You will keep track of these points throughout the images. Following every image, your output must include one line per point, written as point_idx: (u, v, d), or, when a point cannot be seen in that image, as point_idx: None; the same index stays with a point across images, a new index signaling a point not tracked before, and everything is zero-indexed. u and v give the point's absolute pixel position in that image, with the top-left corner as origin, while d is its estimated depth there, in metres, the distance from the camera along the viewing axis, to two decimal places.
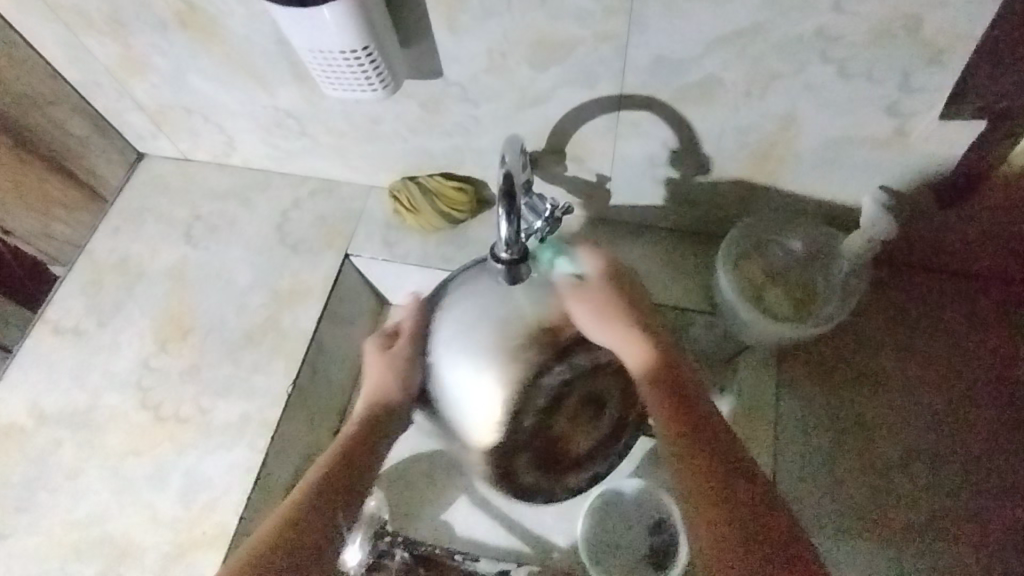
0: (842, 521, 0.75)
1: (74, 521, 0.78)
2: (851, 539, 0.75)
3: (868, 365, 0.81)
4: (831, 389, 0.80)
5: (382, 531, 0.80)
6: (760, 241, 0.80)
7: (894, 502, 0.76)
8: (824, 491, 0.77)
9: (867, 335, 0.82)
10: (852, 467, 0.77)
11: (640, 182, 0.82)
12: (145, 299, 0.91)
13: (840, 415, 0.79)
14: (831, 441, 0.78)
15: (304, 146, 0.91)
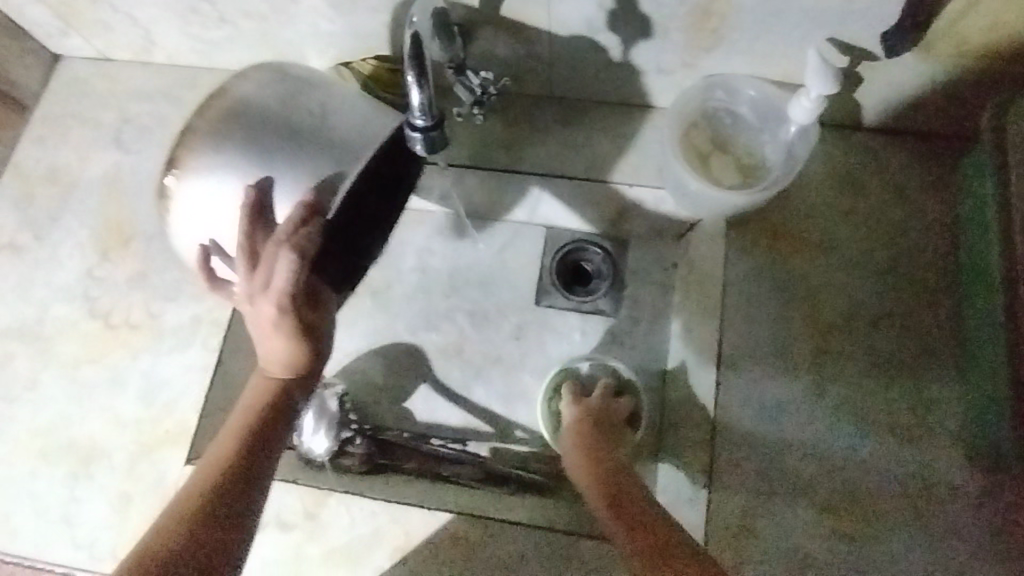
0: (785, 379, 0.75)
1: (37, 428, 0.79)
2: (794, 396, 0.75)
3: (813, 226, 0.80)
4: (777, 252, 0.79)
5: (347, 421, 0.79)
6: (707, 109, 0.79)
7: (834, 362, 0.76)
8: (767, 350, 0.76)
9: (811, 197, 0.81)
10: (797, 327, 0.77)
11: (580, 52, 0.78)
12: (81, 208, 0.88)
13: (785, 280, 0.78)
14: (774, 306, 0.78)
15: (227, 36, 0.85)
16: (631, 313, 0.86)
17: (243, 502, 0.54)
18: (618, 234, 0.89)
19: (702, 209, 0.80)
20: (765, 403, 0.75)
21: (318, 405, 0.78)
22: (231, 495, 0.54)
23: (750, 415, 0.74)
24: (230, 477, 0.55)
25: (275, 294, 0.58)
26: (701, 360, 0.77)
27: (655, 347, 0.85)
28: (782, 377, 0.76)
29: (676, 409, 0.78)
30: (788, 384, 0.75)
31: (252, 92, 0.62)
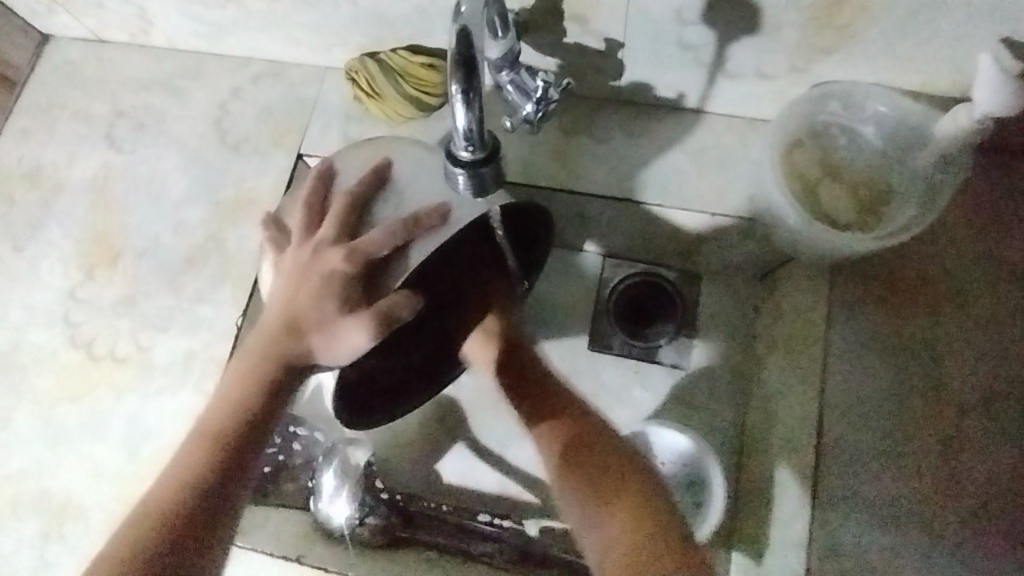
0: (904, 479, 0.52)
1: (8, 476, 0.69)
2: (915, 502, 0.51)
3: (958, 262, 0.56)
4: (901, 306, 0.57)
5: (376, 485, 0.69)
6: (817, 124, 0.63)
7: (986, 445, 0.50)
8: (879, 437, 0.54)
9: (961, 228, 0.56)
10: (924, 407, 0.53)
11: (661, 49, 0.63)
12: (66, 216, 0.76)
13: (911, 342, 0.56)
14: (894, 374, 0.56)
15: (233, 18, 0.71)
16: (701, 366, 0.73)
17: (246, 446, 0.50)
18: (687, 265, 0.76)
19: (802, 254, 0.64)
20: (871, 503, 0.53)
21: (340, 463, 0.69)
22: (241, 442, 0.50)
23: (856, 527, 0.53)
24: (256, 412, 0.51)
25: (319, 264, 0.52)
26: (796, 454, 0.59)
27: (730, 404, 0.72)
28: (902, 471, 0.53)
29: (752, 481, 0.67)
30: (912, 480, 0.52)
31: (352, 169, 0.57)
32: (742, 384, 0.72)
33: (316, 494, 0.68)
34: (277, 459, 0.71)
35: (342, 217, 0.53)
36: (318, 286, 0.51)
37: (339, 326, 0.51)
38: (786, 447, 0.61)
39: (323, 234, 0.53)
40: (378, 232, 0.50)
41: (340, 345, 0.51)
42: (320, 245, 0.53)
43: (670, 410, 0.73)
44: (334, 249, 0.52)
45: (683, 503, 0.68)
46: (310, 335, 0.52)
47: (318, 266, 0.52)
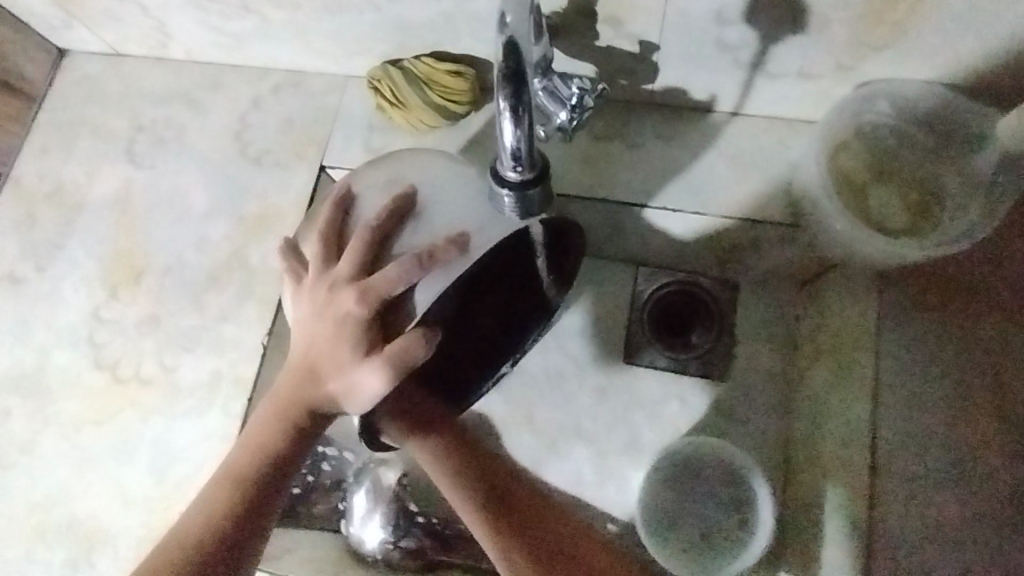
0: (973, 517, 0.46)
1: (35, 501, 0.68)
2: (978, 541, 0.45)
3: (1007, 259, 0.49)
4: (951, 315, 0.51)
5: (411, 509, 0.67)
6: (863, 126, 0.61)
7: None
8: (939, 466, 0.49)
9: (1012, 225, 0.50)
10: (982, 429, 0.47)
11: (698, 50, 0.60)
12: (87, 234, 0.75)
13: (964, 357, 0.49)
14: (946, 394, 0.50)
15: (253, 29, 0.69)
16: (740, 379, 0.70)
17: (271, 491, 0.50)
18: (727, 274, 0.71)
19: (851, 260, 0.61)
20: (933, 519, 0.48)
21: (370, 484, 0.67)
22: (266, 490, 0.49)
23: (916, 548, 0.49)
24: (282, 460, 0.50)
25: (334, 307, 0.49)
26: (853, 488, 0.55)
27: (773, 416, 0.69)
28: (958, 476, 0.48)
29: (802, 497, 0.64)
30: (968, 489, 0.47)
31: (374, 192, 0.52)
32: (785, 395, 0.70)
33: (347, 517, 0.67)
34: (305, 480, 0.70)
35: (358, 252, 0.49)
36: (337, 329, 0.49)
37: (355, 370, 0.49)
38: (839, 459, 0.58)
39: (341, 270, 0.49)
40: (390, 270, 0.47)
41: (358, 391, 0.49)
42: (336, 283, 0.49)
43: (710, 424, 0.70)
44: (349, 288, 0.48)
45: (725, 524, 0.66)
46: (330, 379, 0.50)
47: (333, 308, 0.49)
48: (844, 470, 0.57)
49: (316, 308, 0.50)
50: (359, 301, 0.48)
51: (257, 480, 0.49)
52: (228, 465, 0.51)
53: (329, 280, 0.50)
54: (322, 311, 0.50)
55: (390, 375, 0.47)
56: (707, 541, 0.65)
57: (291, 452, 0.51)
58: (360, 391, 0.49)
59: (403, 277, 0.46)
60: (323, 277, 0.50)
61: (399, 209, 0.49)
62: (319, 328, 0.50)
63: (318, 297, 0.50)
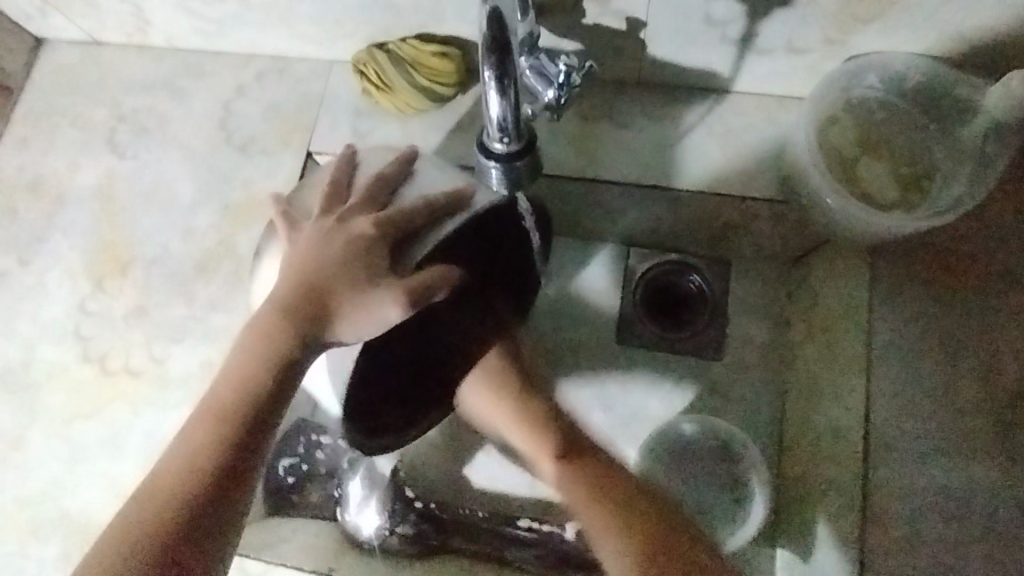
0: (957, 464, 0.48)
1: (27, 497, 0.67)
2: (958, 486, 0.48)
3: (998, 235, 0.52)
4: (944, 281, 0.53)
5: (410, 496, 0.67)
6: (852, 100, 0.60)
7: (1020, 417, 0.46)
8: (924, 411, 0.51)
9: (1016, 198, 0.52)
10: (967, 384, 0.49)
11: (686, 27, 0.60)
12: (71, 226, 0.74)
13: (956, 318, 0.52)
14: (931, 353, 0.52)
15: (234, 13, 0.68)
16: (733, 356, 0.71)
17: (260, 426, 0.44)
18: (718, 252, 0.73)
19: (839, 236, 0.62)
20: (931, 499, 0.49)
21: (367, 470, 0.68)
22: (249, 433, 0.44)
23: (911, 518, 0.49)
24: (267, 392, 0.45)
25: (347, 234, 0.49)
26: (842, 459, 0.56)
27: (766, 393, 0.70)
28: (952, 459, 0.48)
29: (797, 473, 0.64)
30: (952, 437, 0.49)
31: (371, 164, 0.56)
32: (776, 374, 0.70)
33: (343, 505, 0.67)
34: (300, 469, 0.70)
35: (372, 195, 0.52)
36: (347, 253, 0.48)
37: (367, 292, 0.48)
38: (829, 440, 0.59)
39: (353, 211, 0.50)
40: (408, 203, 0.50)
41: (369, 312, 0.47)
42: (350, 215, 0.50)
43: (703, 403, 0.70)
44: (366, 219, 0.49)
45: (724, 504, 0.65)
46: (333, 307, 0.48)
47: (344, 238, 0.49)
48: (840, 453, 0.57)
49: (317, 247, 0.49)
50: (379, 230, 0.49)
51: (247, 407, 0.44)
52: (199, 411, 0.44)
53: (334, 226, 0.50)
54: (328, 246, 0.49)
55: (407, 295, 0.48)
56: (706, 520, 0.65)
57: (276, 386, 0.46)
58: (371, 312, 0.47)
59: (428, 212, 0.50)
60: (329, 219, 0.51)
61: (406, 171, 0.54)
62: (319, 261, 0.49)
63: (321, 238, 0.50)
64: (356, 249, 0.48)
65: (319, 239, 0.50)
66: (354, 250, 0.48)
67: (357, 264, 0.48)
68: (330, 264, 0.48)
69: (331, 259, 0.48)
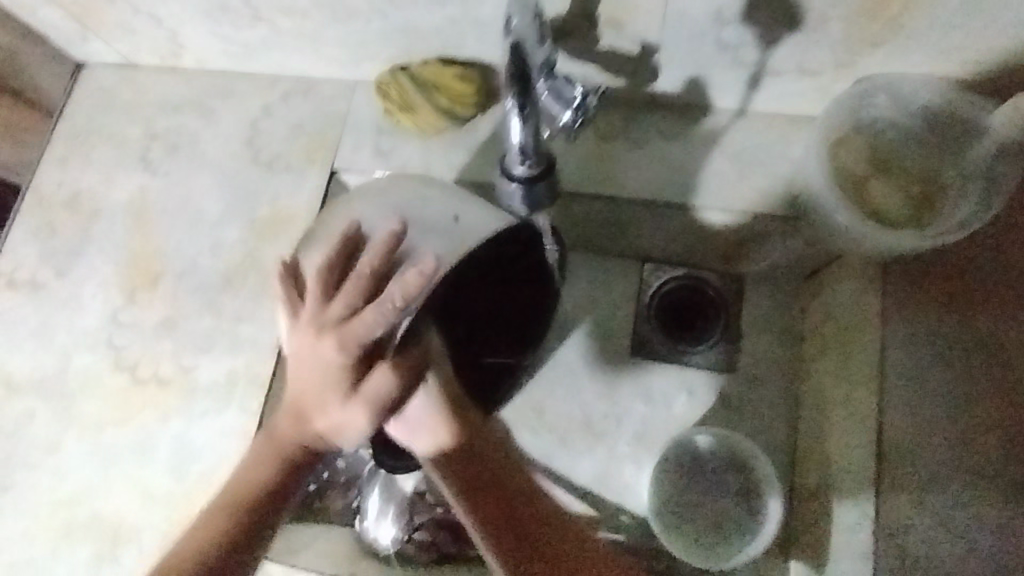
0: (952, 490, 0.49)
1: (60, 500, 0.70)
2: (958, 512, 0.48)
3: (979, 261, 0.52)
4: (947, 308, 0.53)
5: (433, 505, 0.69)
6: (862, 120, 0.62)
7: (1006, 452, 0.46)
8: (926, 442, 0.52)
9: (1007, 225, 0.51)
10: (965, 413, 0.49)
11: (698, 50, 0.62)
12: (105, 241, 0.77)
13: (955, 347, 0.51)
14: (937, 380, 0.52)
15: (262, 37, 0.71)
16: (746, 372, 0.72)
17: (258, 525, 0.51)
18: (731, 269, 0.74)
19: (851, 253, 0.63)
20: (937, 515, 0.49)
21: (386, 480, 0.70)
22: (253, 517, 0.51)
23: (921, 534, 0.50)
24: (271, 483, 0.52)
25: (321, 352, 0.47)
26: (853, 482, 0.57)
27: (778, 407, 0.71)
28: (954, 473, 0.49)
29: (810, 486, 0.65)
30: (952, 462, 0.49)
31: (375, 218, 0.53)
32: (790, 387, 0.71)
33: (362, 515, 0.69)
34: (321, 477, 0.72)
35: (345, 296, 0.45)
36: (321, 373, 0.48)
37: (340, 415, 0.50)
38: (841, 455, 0.60)
39: (329, 309, 0.46)
40: (372, 316, 0.44)
41: (346, 428, 0.50)
42: (320, 324, 0.46)
43: (717, 416, 0.71)
44: (332, 336, 0.46)
45: (738, 515, 0.67)
46: (317, 419, 0.50)
47: (317, 354, 0.47)
48: (851, 470, 0.58)
49: (299, 350, 0.47)
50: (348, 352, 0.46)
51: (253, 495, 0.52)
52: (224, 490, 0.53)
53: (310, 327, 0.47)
54: (306, 353, 0.47)
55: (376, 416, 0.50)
56: (718, 531, 0.66)
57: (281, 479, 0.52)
58: (346, 427, 0.50)
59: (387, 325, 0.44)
60: (310, 315, 0.47)
61: (392, 246, 0.46)
62: (303, 368, 0.49)
63: (301, 338, 0.47)
64: (331, 369, 0.47)
65: (300, 339, 0.47)
66: (327, 370, 0.47)
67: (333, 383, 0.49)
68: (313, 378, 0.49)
69: (314, 369, 0.48)
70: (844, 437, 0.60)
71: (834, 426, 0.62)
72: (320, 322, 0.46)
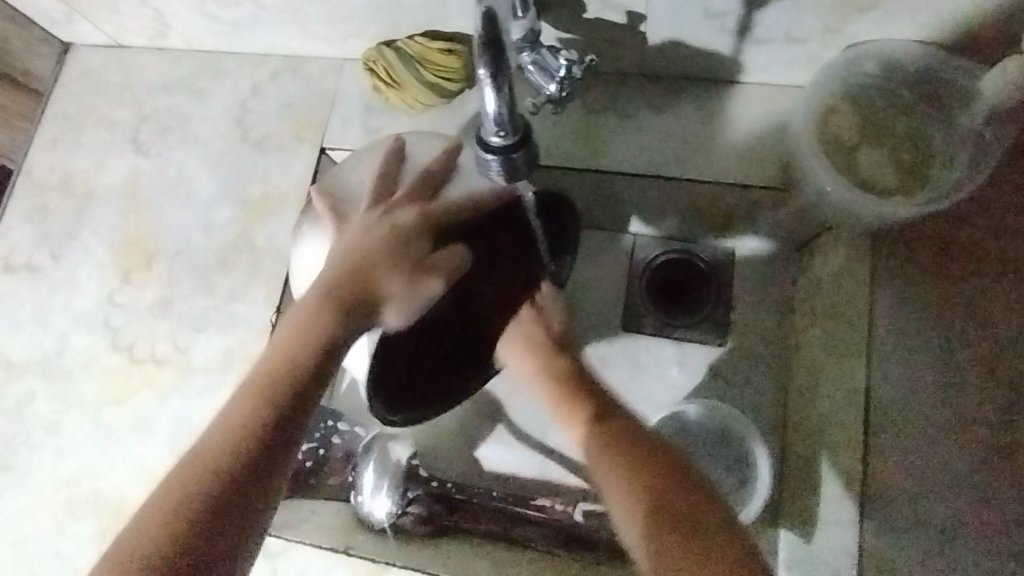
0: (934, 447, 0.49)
1: (62, 478, 0.71)
2: (933, 468, 0.49)
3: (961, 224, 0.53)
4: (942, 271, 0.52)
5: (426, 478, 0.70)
6: (852, 88, 0.61)
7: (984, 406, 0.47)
8: (918, 401, 0.51)
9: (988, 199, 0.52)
10: (957, 373, 0.49)
11: (684, 19, 0.61)
12: (98, 223, 0.77)
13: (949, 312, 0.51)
14: (932, 345, 0.51)
15: (248, 15, 0.71)
16: (737, 341, 0.72)
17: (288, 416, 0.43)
18: (722, 242, 0.75)
19: (842, 221, 0.61)
20: (934, 474, 0.49)
21: (380, 457, 0.70)
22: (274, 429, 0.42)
23: (908, 491, 0.51)
24: (301, 374, 0.45)
25: (396, 224, 0.51)
26: (839, 445, 0.58)
27: (769, 378, 0.71)
28: (942, 432, 0.49)
29: (800, 457, 0.65)
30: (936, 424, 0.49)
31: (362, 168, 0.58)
32: (781, 358, 0.71)
33: (358, 490, 0.69)
34: (317, 453, 0.72)
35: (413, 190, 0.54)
36: (388, 240, 0.51)
37: (403, 277, 0.50)
38: (830, 423, 0.60)
39: (397, 198, 0.53)
40: (451, 200, 0.53)
41: (404, 294, 0.51)
42: (393, 205, 0.53)
43: (707, 388, 0.72)
44: (413, 208, 0.53)
45: (731, 483, 0.67)
46: (377, 290, 0.50)
47: (386, 224, 0.52)
48: (842, 438, 0.57)
49: (345, 241, 0.52)
50: (421, 222, 0.52)
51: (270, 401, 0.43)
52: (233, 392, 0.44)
53: (366, 225, 0.52)
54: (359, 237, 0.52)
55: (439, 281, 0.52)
56: None
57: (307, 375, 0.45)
58: (415, 292, 0.51)
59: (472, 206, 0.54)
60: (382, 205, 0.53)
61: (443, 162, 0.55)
62: (350, 259, 0.51)
63: (355, 232, 0.52)
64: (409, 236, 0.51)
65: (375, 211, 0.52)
66: (404, 236, 0.51)
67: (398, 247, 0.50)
68: (363, 259, 0.50)
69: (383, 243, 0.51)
70: (832, 398, 0.60)
71: (823, 392, 0.63)
72: (393, 212, 0.52)
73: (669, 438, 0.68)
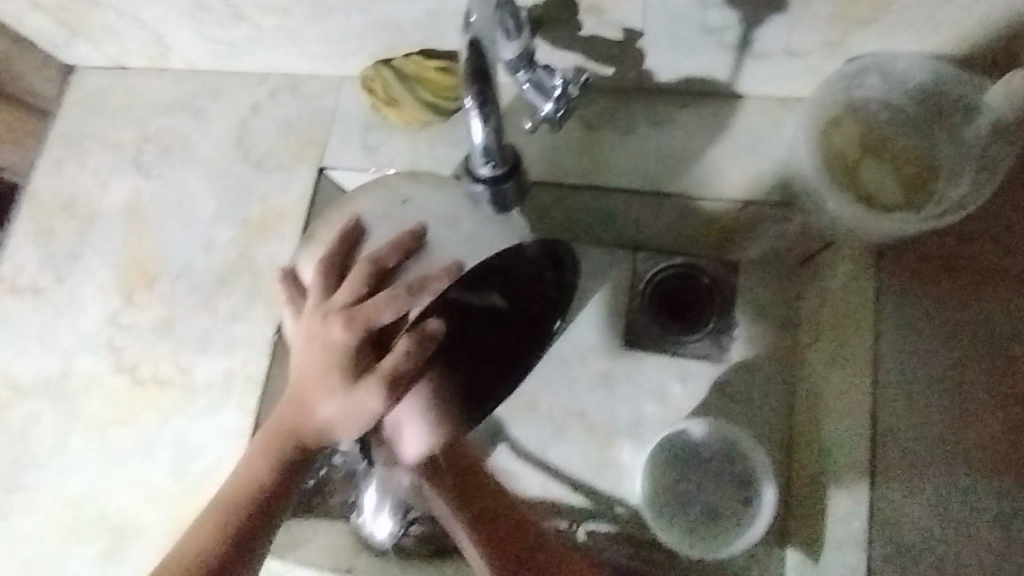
0: (944, 470, 0.48)
1: (67, 499, 0.72)
2: (945, 492, 0.48)
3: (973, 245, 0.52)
4: (952, 289, 0.51)
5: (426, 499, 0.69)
6: (854, 101, 0.60)
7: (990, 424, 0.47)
8: (928, 427, 0.50)
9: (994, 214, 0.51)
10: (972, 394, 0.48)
11: (681, 34, 0.60)
12: (102, 244, 0.78)
13: (959, 331, 0.50)
14: (942, 364, 0.50)
15: (247, 36, 0.71)
16: (740, 355, 0.71)
17: (241, 557, 0.49)
18: (726, 255, 0.73)
19: (840, 237, 0.61)
20: (943, 501, 0.48)
21: (383, 482, 0.68)
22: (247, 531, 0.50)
23: (918, 522, 0.49)
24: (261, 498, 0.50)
25: (330, 343, 0.47)
26: (846, 474, 0.56)
27: (775, 395, 0.70)
28: (948, 455, 0.48)
29: (805, 475, 0.64)
30: (948, 447, 0.48)
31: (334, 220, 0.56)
32: (786, 376, 0.70)
33: (359, 511, 0.69)
34: (319, 473, 0.72)
35: (355, 281, 0.48)
36: (325, 358, 0.47)
37: (348, 391, 0.47)
38: (840, 452, 0.57)
39: (336, 298, 0.48)
40: (379, 299, 0.45)
41: (353, 411, 0.47)
42: (329, 312, 0.47)
43: (713, 405, 0.71)
44: (340, 316, 0.46)
45: (735, 504, 0.66)
46: (319, 405, 0.48)
47: (323, 337, 0.47)
48: (849, 467, 0.56)
49: (299, 356, 0.49)
50: (356, 337, 0.46)
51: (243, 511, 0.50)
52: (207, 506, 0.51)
53: (308, 341, 0.48)
54: (301, 353, 0.49)
55: (392, 391, 0.46)
56: (716, 522, 0.66)
57: (272, 489, 0.50)
58: (355, 410, 0.47)
59: (395, 304, 0.45)
60: (312, 318, 0.48)
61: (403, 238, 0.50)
62: (307, 373, 0.49)
63: (302, 348, 0.49)
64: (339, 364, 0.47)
65: (304, 336, 0.48)
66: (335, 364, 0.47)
67: (336, 377, 0.47)
68: (321, 365, 0.48)
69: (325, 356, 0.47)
70: (839, 420, 0.58)
71: (829, 415, 0.61)
72: (319, 331, 0.47)
73: (671, 463, 0.68)
